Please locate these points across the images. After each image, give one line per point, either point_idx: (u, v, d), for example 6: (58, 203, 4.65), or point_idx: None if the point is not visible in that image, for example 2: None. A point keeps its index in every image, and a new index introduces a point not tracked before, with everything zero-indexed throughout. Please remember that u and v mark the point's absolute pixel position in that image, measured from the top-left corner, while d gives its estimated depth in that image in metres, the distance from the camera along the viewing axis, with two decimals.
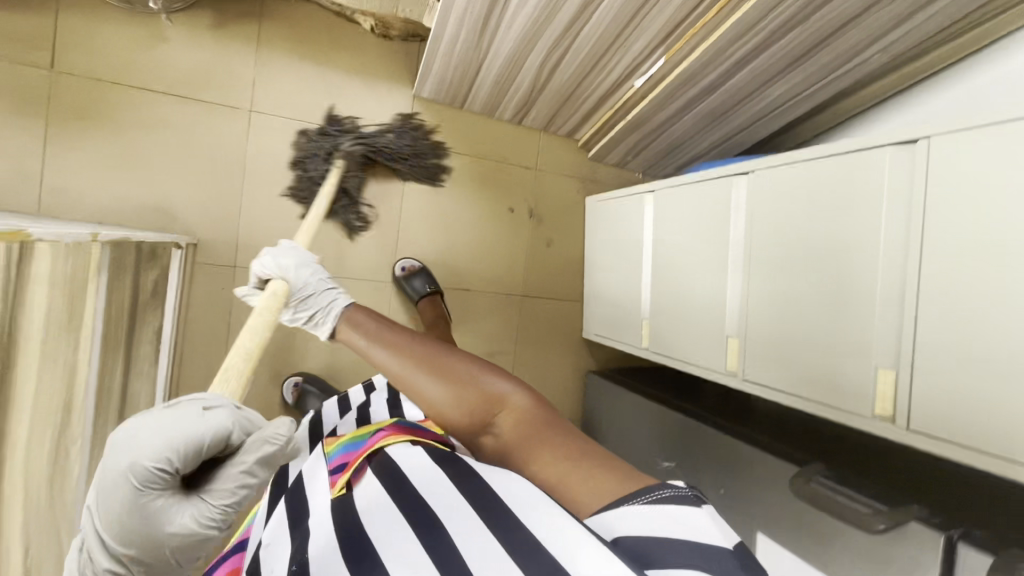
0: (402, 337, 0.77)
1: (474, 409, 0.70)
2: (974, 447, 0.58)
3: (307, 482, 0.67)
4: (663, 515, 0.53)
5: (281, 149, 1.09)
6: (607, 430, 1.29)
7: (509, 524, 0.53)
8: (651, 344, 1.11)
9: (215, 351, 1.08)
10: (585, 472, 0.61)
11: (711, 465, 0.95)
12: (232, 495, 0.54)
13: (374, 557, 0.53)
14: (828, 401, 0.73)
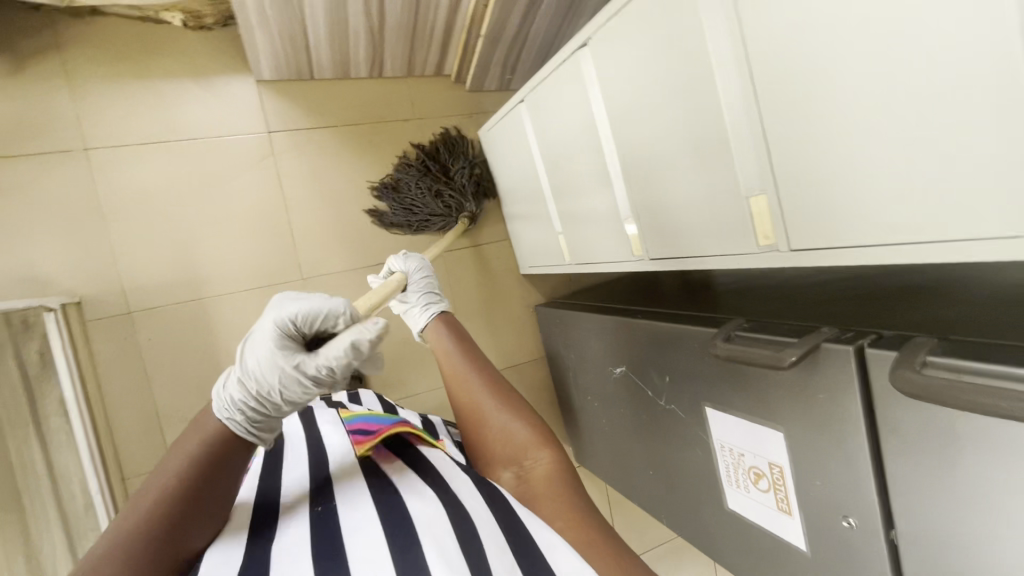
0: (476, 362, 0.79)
1: (509, 446, 0.71)
2: (852, 243, 0.53)
3: (327, 436, 0.72)
4: None
5: (135, 179, 1.03)
6: (567, 356, 1.25)
7: (531, 556, 0.56)
8: (573, 257, 1.06)
9: (141, 401, 1.04)
10: (607, 558, 0.57)
11: (652, 352, 0.92)
12: (328, 367, 0.62)
13: (414, 539, 0.52)
14: (722, 249, 0.68)
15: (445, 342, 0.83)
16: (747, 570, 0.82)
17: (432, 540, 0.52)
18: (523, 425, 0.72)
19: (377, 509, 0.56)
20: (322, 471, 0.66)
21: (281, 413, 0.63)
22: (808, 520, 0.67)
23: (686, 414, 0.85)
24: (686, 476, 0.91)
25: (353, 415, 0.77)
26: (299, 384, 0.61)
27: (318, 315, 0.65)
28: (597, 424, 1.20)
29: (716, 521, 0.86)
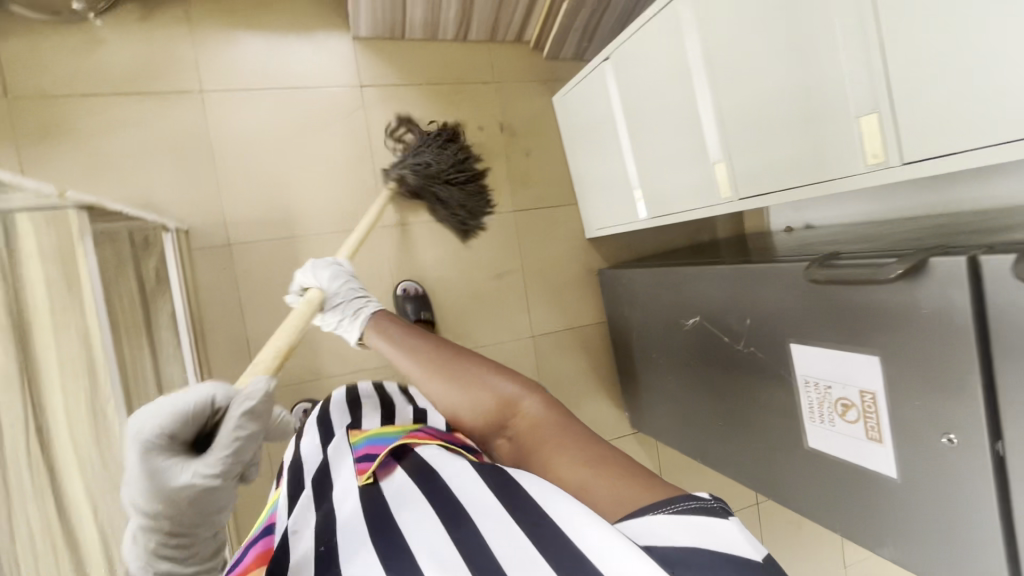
0: (430, 340, 0.79)
1: (491, 411, 0.71)
2: (971, 149, 0.55)
3: (331, 468, 0.66)
4: (698, 532, 0.45)
5: (242, 122, 1.12)
6: (631, 316, 1.27)
7: (533, 518, 0.51)
8: (648, 211, 1.09)
9: (233, 328, 1.11)
10: (601, 471, 0.56)
11: (730, 297, 0.94)
12: (225, 452, 0.51)
13: (405, 556, 0.51)
14: (823, 175, 0.70)
15: (386, 336, 0.82)
16: (826, 509, 0.82)
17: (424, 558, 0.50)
18: (495, 384, 0.72)
19: (370, 534, 0.55)
20: (329, 510, 0.60)
21: (213, 524, 0.53)
22: (902, 445, 0.68)
23: (766, 356, 0.87)
24: (761, 421, 0.92)
25: (359, 438, 0.70)
26: (206, 490, 0.50)
27: (170, 415, 0.51)
28: (659, 382, 1.22)
29: (794, 463, 0.87)
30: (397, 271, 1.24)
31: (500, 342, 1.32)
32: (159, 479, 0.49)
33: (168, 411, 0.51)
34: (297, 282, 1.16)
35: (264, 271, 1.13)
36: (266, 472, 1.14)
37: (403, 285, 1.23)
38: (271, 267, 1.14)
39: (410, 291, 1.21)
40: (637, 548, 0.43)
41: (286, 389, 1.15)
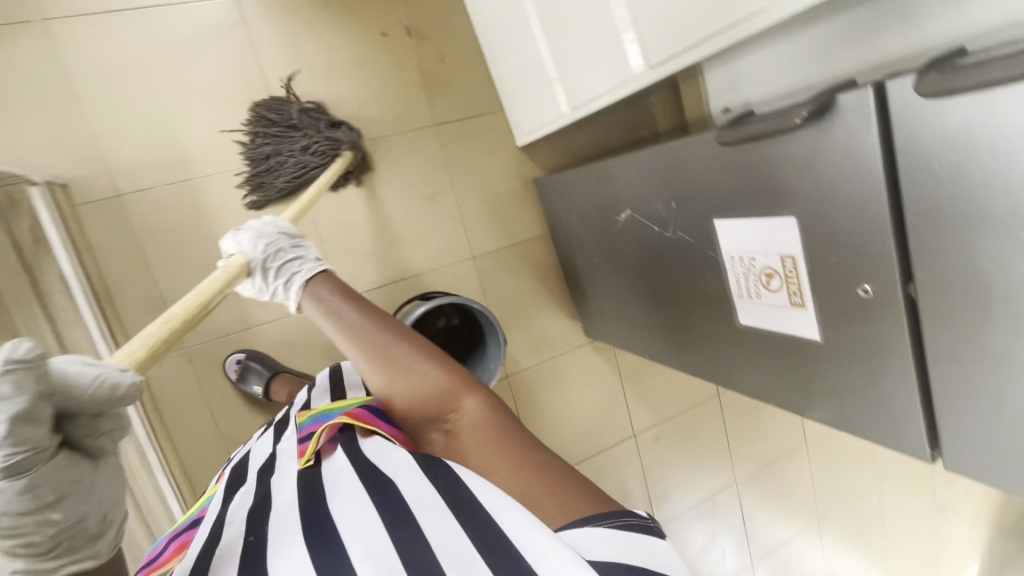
0: (377, 315, 0.73)
1: (430, 403, 0.66)
2: None
3: (278, 454, 0.68)
4: (630, 543, 0.46)
5: (103, 52, 0.99)
6: (570, 223, 1.22)
7: (471, 511, 0.50)
8: (569, 105, 1.01)
9: (141, 284, 1.03)
10: (545, 483, 0.53)
11: (654, 185, 0.89)
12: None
13: (334, 542, 0.49)
14: (723, 25, 0.65)
15: (326, 302, 0.77)
16: (763, 383, 0.82)
17: (355, 542, 0.48)
18: (435, 374, 0.67)
19: (303, 526, 0.52)
20: (266, 495, 0.60)
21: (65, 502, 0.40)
22: (823, 306, 0.66)
23: (694, 238, 0.83)
24: (696, 307, 0.90)
25: (308, 417, 0.72)
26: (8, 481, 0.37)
27: None
28: (605, 287, 1.19)
29: (730, 343, 0.86)
30: (317, 203, 1.15)
31: (439, 267, 1.27)
32: None
33: None
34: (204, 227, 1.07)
35: (163, 219, 1.04)
36: (212, 427, 1.12)
37: None
38: (170, 214, 1.05)
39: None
40: (570, 552, 0.43)
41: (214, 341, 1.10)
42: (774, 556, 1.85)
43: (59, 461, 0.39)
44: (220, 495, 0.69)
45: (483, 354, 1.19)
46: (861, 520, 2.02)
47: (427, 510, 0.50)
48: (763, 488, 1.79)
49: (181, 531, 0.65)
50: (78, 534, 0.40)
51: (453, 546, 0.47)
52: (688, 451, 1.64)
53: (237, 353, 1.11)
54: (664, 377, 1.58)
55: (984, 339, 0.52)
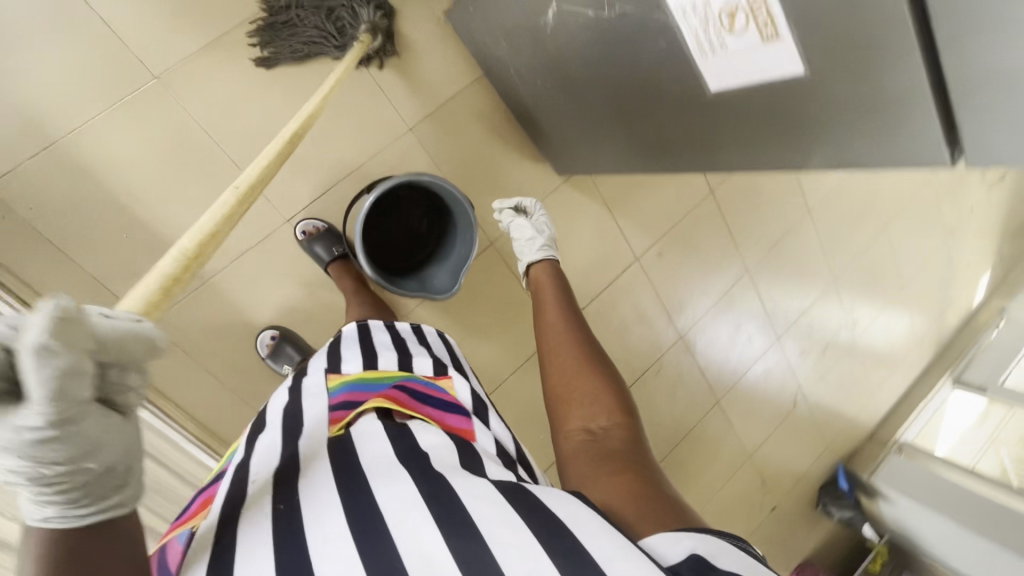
0: (579, 330, 0.96)
1: (593, 406, 0.83)
2: None
3: (305, 415, 0.73)
4: (733, 558, 0.53)
5: None
6: (500, 50, 1.04)
7: (533, 504, 0.56)
8: None
9: (72, 277, 0.94)
10: (651, 499, 0.62)
11: None
12: (42, 390, 0.37)
13: (377, 513, 0.55)
14: None
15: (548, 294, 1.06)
16: (759, 149, 0.72)
17: (392, 511, 0.55)
18: (607, 392, 0.84)
19: (346, 499, 0.57)
20: (294, 454, 0.66)
21: (107, 457, 0.43)
22: (802, 32, 0.54)
23: (635, 8, 0.68)
24: (660, 93, 0.78)
25: (338, 391, 0.79)
26: (54, 434, 0.39)
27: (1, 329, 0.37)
28: (560, 113, 1.05)
29: (712, 122, 0.75)
30: (216, 128, 0.99)
31: (377, 153, 1.13)
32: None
33: None
34: (106, 194, 0.94)
35: (56, 201, 0.91)
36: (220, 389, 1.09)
37: (303, 220, 1.09)
38: (60, 192, 0.91)
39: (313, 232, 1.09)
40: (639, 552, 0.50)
41: (181, 310, 1.03)
42: (798, 325, 1.92)
43: (90, 416, 0.41)
44: (241, 452, 0.72)
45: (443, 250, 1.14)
46: (875, 267, 2.05)
47: (479, 501, 0.55)
48: (775, 268, 1.79)
49: (207, 488, 0.67)
50: (102, 482, 0.43)
51: (503, 530, 0.52)
52: (696, 257, 1.61)
53: (268, 328, 1.09)
54: (653, 191, 1.49)
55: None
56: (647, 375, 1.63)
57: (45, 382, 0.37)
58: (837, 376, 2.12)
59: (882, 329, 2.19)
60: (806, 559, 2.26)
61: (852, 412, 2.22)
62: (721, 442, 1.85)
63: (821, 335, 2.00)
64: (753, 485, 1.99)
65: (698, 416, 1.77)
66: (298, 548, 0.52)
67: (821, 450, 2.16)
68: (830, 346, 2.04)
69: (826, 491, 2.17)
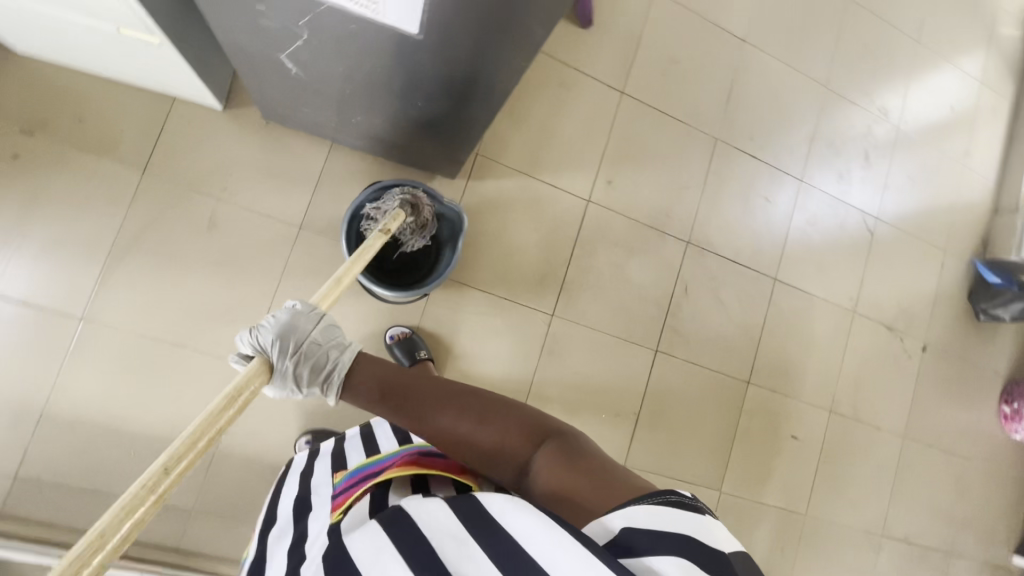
0: (441, 391, 0.69)
1: (507, 446, 0.63)
2: None
3: (311, 514, 0.68)
4: (677, 523, 0.46)
5: None
6: (309, 115, 1.06)
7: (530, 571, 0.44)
8: (158, 39, 0.86)
9: (108, 507, 1.06)
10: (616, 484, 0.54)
11: (247, 21, 0.72)
12: (325, 331, 0.76)
13: None
14: None
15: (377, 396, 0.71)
16: (519, 39, 0.67)
17: None
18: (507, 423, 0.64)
19: None
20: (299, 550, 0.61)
21: (324, 363, 0.74)
22: None
23: (308, 14, 0.67)
24: (408, 61, 0.75)
25: (342, 476, 0.73)
26: (328, 332, 0.76)
27: (291, 322, 0.74)
28: (390, 130, 1.04)
29: (472, 53, 0.70)
30: (149, 326, 1.10)
31: (286, 265, 1.18)
32: (332, 330, 0.77)
33: (288, 328, 0.73)
34: (98, 426, 1.07)
35: (66, 454, 1.05)
36: None
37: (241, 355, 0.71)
38: (66, 445, 1.05)
39: (402, 337, 1.23)
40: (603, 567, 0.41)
41: (206, 485, 1.12)
42: (816, 153, 1.65)
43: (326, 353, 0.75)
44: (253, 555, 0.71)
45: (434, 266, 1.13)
46: (867, 44, 1.74)
47: (449, 543, 0.48)
48: (748, 117, 1.57)
49: None
50: (328, 359, 0.74)
51: None
52: (650, 160, 1.47)
53: (299, 435, 1.17)
54: (562, 131, 1.39)
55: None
56: (677, 298, 1.48)
57: (320, 325, 0.76)
58: (903, 174, 1.78)
59: (927, 96, 1.83)
60: (1008, 377, 1.86)
61: (953, 200, 1.84)
62: (807, 316, 1.61)
63: (852, 148, 1.70)
64: (879, 336, 1.70)
65: (764, 305, 1.56)
66: None
67: (940, 258, 1.81)
68: (871, 150, 1.73)
69: (978, 296, 1.79)
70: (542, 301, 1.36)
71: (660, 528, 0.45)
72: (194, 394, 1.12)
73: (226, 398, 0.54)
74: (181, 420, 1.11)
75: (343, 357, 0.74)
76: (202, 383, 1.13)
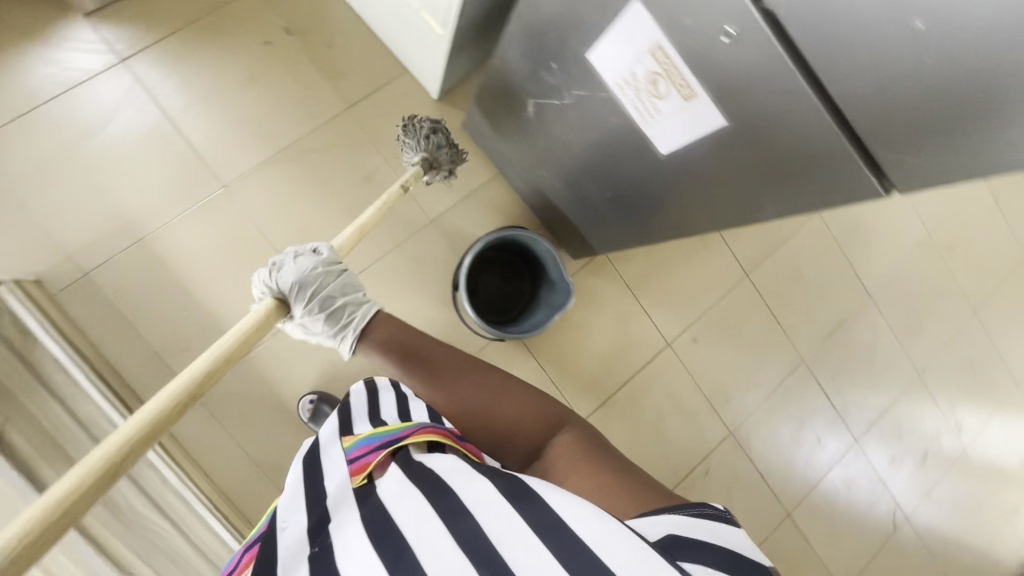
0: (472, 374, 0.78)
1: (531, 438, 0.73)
2: None
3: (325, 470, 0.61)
4: (705, 530, 0.53)
5: (31, 157, 1.07)
6: (503, 145, 1.17)
7: (563, 538, 0.49)
8: (442, 31, 0.99)
9: (134, 347, 1.10)
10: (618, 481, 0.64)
11: (530, 65, 0.83)
12: (342, 282, 0.86)
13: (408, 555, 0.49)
14: None
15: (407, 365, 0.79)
16: (735, 211, 0.73)
17: (423, 550, 0.50)
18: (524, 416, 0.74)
19: (372, 543, 0.51)
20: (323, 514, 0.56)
21: (342, 315, 0.86)
22: (714, 91, 0.58)
23: (586, 91, 0.76)
24: (630, 167, 0.83)
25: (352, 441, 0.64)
26: (346, 281, 0.87)
27: (307, 270, 0.83)
28: (559, 195, 1.13)
29: (683, 193, 0.78)
30: (266, 224, 1.18)
31: (400, 243, 1.26)
32: (349, 281, 0.87)
33: (303, 274, 0.83)
34: (173, 277, 1.13)
35: (134, 283, 1.11)
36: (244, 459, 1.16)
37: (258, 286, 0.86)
38: (139, 276, 1.12)
39: None
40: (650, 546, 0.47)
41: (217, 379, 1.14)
42: (881, 425, 1.66)
43: (345, 305, 0.86)
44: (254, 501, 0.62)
45: (524, 316, 1.20)
46: (973, 359, 1.78)
47: (485, 509, 0.52)
48: (839, 357, 1.61)
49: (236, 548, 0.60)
50: (347, 310, 0.86)
51: (511, 536, 0.50)
52: (737, 342, 1.51)
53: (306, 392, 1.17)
54: (681, 274, 1.47)
55: (862, 10, 0.44)
56: (694, 476, 1.46)
57: (339, 276, 0.86)
58: (949, 492, 1.75)
59: (1003, 436, 1.82)
60: None
61: (981, 545, 1.79)
62: (797, 567, 1.55)
63: (916, 442, 1.70)
64: None
65: (765, 532, 1.52)
66: (395, 540, 0.51)
67: None
68: (931, 453, 1.72)
69: None
70: (580, 403, 1.38)
71: (692, 536, 0.52)
72: (261, 298, 1.17)
73: (219, 361, 0.63)
74: (237, 313, 1.16)
75: (362, 314, 0.85)
76: None
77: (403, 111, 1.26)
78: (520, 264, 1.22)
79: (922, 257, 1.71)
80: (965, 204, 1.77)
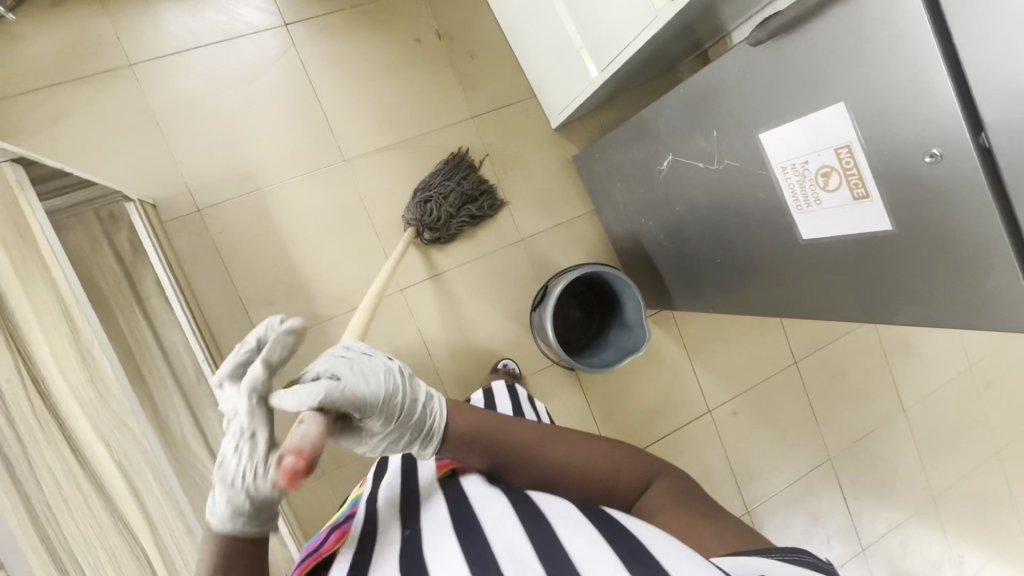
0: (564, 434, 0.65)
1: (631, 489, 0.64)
2: None
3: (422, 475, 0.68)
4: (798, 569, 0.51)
5: (180, 90, 1.12)
6: (612, 188, 1.22)
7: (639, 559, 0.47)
8: (597, 71, 1.05)
9: (222, 289, 1.13)
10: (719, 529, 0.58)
11: (687, 125, 0.89)
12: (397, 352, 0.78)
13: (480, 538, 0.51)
14: None
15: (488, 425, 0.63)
16: (856, 310, 0.76)
17: (495, 530, 0.51)
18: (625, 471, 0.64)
19: (455, 525, 0.54)
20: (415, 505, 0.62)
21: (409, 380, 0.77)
22: (890, 197, 0.63)
23: (740, 164, 0.81)
24: (753, 241, 0.88)
25: None
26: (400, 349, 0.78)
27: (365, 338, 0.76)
28: (655, 248, 1.17)
29: (803, 279, 0.82)
30: (373, 204, 1.23)
31: (488, 253, 1.30)
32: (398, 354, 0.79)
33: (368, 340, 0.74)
34: (275, 232, 1.17)
35: (238, 229, 1.15)
36: None
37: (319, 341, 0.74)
38: (245, 223, 1.15)
39: (510, 371, 1.23)
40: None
41: None
42: (889, 542, 1.66)
43: None
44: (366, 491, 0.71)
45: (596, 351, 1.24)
46: (987, 500, 1.79)
47: (564, 521, 0.53)
48: (863, 465, 1.64)
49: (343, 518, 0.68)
50: None
51: (580, 541, 0.49)
52: (772, 426, 1.54)
53: None
54: (736, 346, 1.50)
55: None
56: None
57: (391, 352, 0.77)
58: None
59: None
60: None
61: None
62: None
63: (918, 567, 1.69)
64: None
65: None
66: (472, 524, 0.53)
67: None
68: None
69: None
70: None
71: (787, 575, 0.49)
72: (350, 272, 1.21)
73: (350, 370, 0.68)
74: (324, 281, 1.19)
75: None
76: (361, 272, 1.21)
77: (522, 131, 1.32)
78: (592, 301, 1.29)
79: (959, 388, 1.75)
80: (1009, 347, 1.82)
